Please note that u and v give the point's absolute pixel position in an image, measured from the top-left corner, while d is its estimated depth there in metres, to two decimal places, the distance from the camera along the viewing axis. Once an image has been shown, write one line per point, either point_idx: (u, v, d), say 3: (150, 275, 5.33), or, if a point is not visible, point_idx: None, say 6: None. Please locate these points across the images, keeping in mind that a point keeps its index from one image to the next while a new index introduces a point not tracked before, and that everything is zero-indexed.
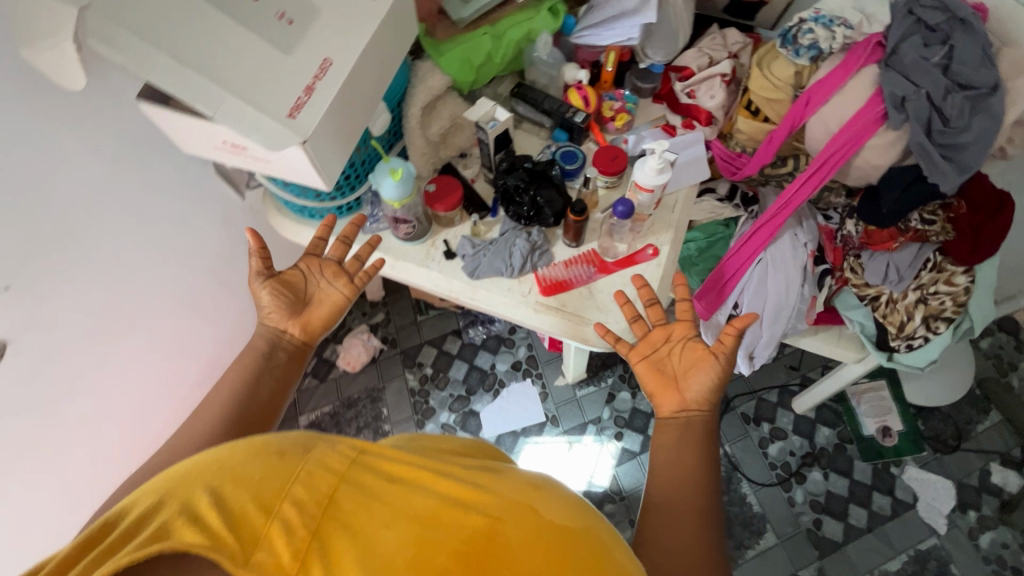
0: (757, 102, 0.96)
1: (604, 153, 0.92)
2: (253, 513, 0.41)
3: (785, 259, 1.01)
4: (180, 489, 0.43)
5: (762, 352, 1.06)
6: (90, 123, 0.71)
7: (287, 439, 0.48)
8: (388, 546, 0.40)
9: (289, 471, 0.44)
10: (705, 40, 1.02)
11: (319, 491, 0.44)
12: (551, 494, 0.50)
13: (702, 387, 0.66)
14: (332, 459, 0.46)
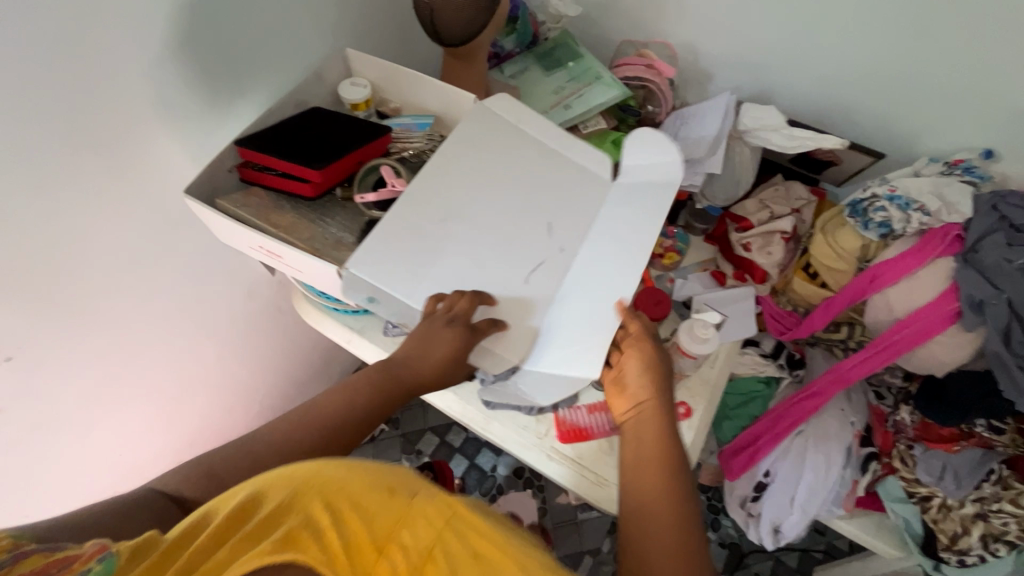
0: (817, 266, 0.91)
1: (648, 295, 0.87)
2: (369, 547, 0.44)
3: (829, 434, 0.92)
4: (302, 493, 0.46)
5: (790, 528, 0.95)
6: (126, 192, 0.68)
7: (389, 473, 0.50)
8: None
9: (396, 512, 0.46)
10: (766, 190, 0.98)
11: (422, 543, 0.45)
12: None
13: (634, 375, 0.68)
14: (430, 511, 0.47)
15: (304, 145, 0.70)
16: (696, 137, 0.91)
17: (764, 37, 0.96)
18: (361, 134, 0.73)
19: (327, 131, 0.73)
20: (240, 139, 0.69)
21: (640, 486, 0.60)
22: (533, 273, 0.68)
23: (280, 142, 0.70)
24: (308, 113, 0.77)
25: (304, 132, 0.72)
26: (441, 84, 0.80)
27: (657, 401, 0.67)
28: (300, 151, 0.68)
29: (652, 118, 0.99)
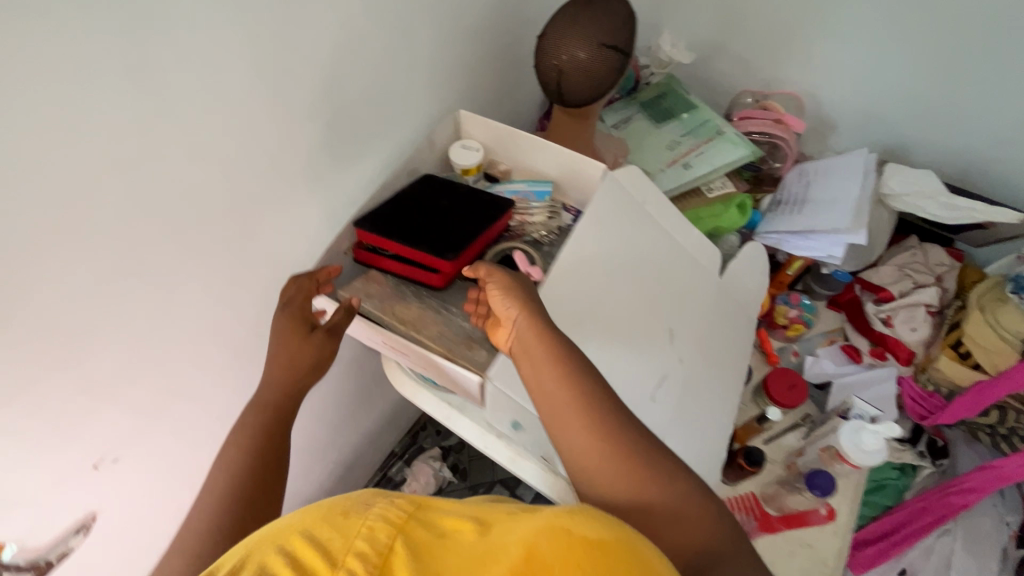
0: (970, 345, 0.80)
1: (781, 378, 0.79)
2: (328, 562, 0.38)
3: (981, 533, 0.83)
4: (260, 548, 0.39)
5: None
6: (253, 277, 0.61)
7: (347, 500, 0.44)
8: None
9: (350, 525, 0.41)
10: (901, 255, 0.89)
11: (379, 543, 0.39)
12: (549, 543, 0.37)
13: (500, 301, 0.55)
14: (390, 515, 0.42)
15: (428, 228, 0.64)
16: (834, 200, 0.82)
17: (903, 88, 0.87)
18: (483, 212, 0.66)
19: (446, 209, 0.67)
20: (360, 221, 0.63)
21: (585, 456, 0.48)
22: (658, 390, 0.64)
23: (402, 224, 0.63)
24: (422, 184, 0.70)
25: (426, 210, 0.66)
26: (566, 150, 0.73)
27: (533, 318, 0.53)
28: (426, 237, 0.62)
29: (771, 174, 0.91)
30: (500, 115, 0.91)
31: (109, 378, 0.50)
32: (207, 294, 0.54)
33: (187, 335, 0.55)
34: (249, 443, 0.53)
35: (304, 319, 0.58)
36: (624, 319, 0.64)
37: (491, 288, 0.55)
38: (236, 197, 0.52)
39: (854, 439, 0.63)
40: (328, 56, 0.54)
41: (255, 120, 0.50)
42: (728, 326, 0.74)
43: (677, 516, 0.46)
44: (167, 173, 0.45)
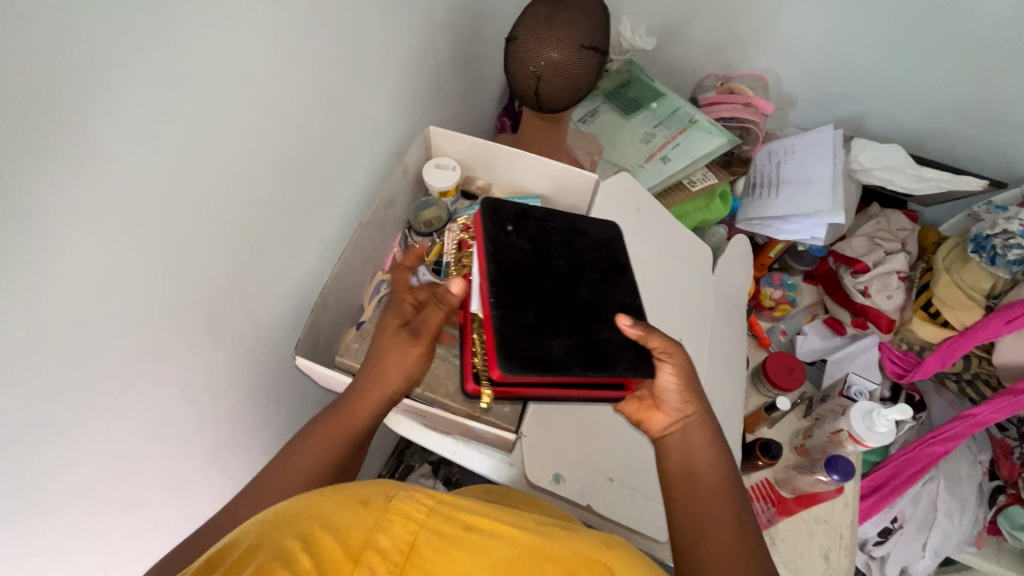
0: (939, 305, 0.85)
1: (778, 362, 0.80)
2: (344, 557, 0.35)
3: (959, 476, 0.90)
4: (274, 531, 0.36)
5: (920, 569, 0.93)
6: (236, 357, 0.52)
7: (363, 485, 0.40)
8: None
9: (374, 519, 0.37)
10: (869, 225, 0.92)
11: (400, 539, 0.36)
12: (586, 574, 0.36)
13: (673, 388, 0.50)
14: (409, 505, 0.39)
15: (581, 322, 0.50)
16: (808, 181, 0.82)
17: (858, 60, 0.88)
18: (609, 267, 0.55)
19: (565, 271, 0.53)
20: (520, 370, 0.45)
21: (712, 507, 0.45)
22: None
23: (563, 337, 0.48)
24: (507, 249, 0.52)
25: (547, 286, 0.51)
26: (552, 162, 0.67)
27: (705, 423, 0.50)
28: (599, 349, 0.49)
29: (741, 157, 0.88)
30: (462, 120, 0.84)
31: (84, 519, 0.41)
32: (191, 384, 0.47)
33: (175, 438, 0.47)
34: (324, 469, 0.47)
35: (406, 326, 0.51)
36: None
37: (663, 364, 0.50)
38: (208, 272, 0.44)
39: (866, 421, 0.66)
40: (285, 93, 0.47)
41: (211, 184, 0.42)
42: (729, 324, 0.74)
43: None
44: (120, 267, 0.36)
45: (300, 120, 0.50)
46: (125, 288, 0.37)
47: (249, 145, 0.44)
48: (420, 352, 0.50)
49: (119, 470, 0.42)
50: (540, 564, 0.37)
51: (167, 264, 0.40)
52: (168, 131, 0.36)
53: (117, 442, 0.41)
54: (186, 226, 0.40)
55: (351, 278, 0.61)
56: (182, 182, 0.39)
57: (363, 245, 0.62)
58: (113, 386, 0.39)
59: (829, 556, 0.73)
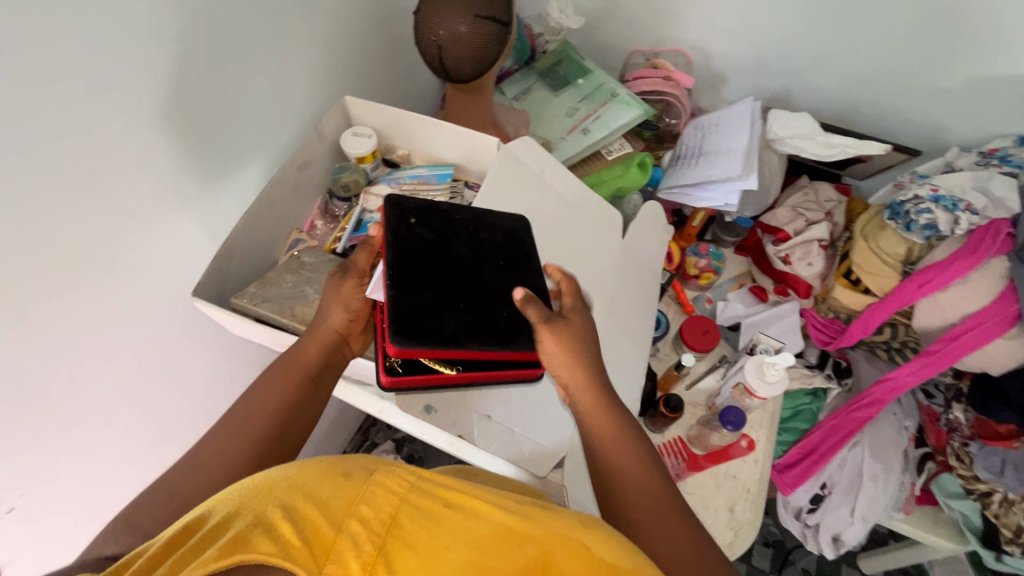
0: (859, 272, 0.87)
1: (693, 325, 0.82)
2: (326, 528, 0.32)
3: (886, 441, 0.91)
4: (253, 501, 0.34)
5: (851, 536, 0.94)
6: (141, 299, 0.56)
7: (343, 460, 0.39)
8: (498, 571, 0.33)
9: (353, 490, 0.35)
10: (795, 197, 0.94)
11: (382, 510, 0.35)
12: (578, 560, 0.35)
13: (557, 354, 0.52)
14: (391, 481, 0.37)
15: (482, 300, 0.51)
16: (725, 151, 0.85)
17: (780, 36, 0.90)
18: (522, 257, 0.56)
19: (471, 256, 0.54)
20: (412, 344, 0.47)
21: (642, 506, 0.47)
22: None
23: (460, 313, 0.50)
24: (408, 238, 0.52)
25: (447, 270, 0.52)
26: (458, 128, 0.72)
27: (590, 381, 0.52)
28: (498, 327, 0.51)
29: (669, 132, 0.94)
30: (393, 97, 0.88)
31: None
32: (91, 321, 0.51)
33: (77, 371, 0.51)
34: (285, 402, 0.52)
35: (339, 266, 0.58)
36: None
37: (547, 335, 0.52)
38: (102, 214, 0.49)
39: (757, 371, 0.68)
40: (180, 55, 0.51)
41: (99, 132, 0.46)
42: (638, 284, 0.77)
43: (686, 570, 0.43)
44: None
45: (197, 79, 0.54)
46: (11, 220, 0.42)
47: (141, 98, 0.49)
48: (361, 280, 0.57)
49: (17, 391, 0.46)
50: (516, 541, 0.35)
51: (56, 201, 0.45)
52: (44, 78, 0.41)
53: (12, 364, 0.45)
54: (74, 167, 0.45)
55: (261, 233, 0.65)
56: (65, 126, 0.43)
57: (274, 204, 0.66)
58: (5, 309, 0.43)
59: (734, 509, 0.75)
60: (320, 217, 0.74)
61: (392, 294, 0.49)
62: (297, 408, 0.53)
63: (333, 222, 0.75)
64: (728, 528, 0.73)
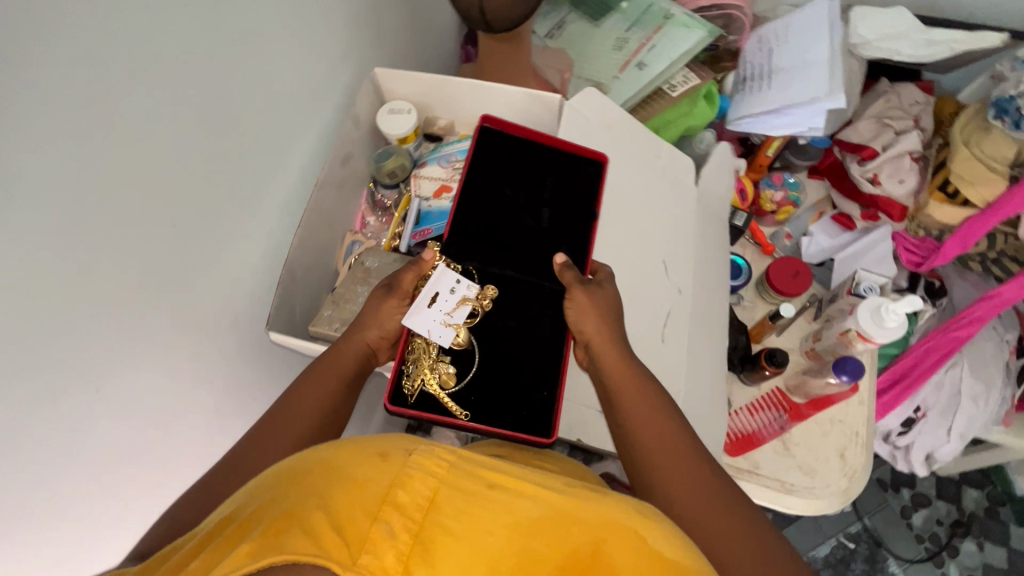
0: (957, 183, 0.78)
1: (782, 268, 0.76)
2: (360, 516, 0.29)
3: (985, 359, 0.87)
4: (291, 491, 0.30)
5: (947, 453, 0.92)
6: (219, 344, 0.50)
7: (381, 438, 0.35)
8: (542, 558, 0.30)
9: (392, 470, 0.32)
10: (877, 104, 0.84)
11: (420, 494, 0.31)
12: (625, 542, 0.32)
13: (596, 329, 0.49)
14: (430, 459, 0.34)
15: (561, 200, 0.59)
16: (802, 64, 0.75)
17: None
18: (571, 226, 0.58)
19: (554, 183, 0.60)
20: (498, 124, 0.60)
21: (669, 461, 0.42)
22: (666, 328, 0.61)
23: (552, 198, 0.59)
24: (488, 190, 0.59)
25: (511, 190, 0.59)
26: (514, 88, 0.61)
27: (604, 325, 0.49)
28: (575, 205, 0.59)
29: (728, 49, 0.84)
30: (418, 58, 0.78)
31: (102, 522, 0.41)
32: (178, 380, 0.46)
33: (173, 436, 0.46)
34: (325, 403, 0.45)
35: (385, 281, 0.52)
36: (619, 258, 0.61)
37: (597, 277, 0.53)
38: (160, 264, 0.42)
39: (875, 317, 0.62)
40: (197, 54, 0.42)
41: (137, 165, 0.39)
42: (717, 238, 0.70)
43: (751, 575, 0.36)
44: (54, 274, 0.34)
45: (225, 83, 0.46)
46: (75, 292, 0.35)
47: (167, 115, 0.41)
48: (402, 302, 0.51)
49: (117, 476, 0.41)
50: (568, 526, 0.32)
51: (111, 262, 0.38)
52: (69, 122, 0.33)
53: (109, 450, 0.40)
54: (120, 218, 0.38)
55: (314, 245, 0.59)
56: (103, 167, 0.36)
57: (324, 208, 0.60)
58: (93, 390, 0.38)
59: (845, 454, 0.72)
60: (370, 211, 0.67)
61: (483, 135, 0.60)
62: (332, 411, 0.45)
63: (384, 215, 0.68)
64: (841, 475, 0.71)
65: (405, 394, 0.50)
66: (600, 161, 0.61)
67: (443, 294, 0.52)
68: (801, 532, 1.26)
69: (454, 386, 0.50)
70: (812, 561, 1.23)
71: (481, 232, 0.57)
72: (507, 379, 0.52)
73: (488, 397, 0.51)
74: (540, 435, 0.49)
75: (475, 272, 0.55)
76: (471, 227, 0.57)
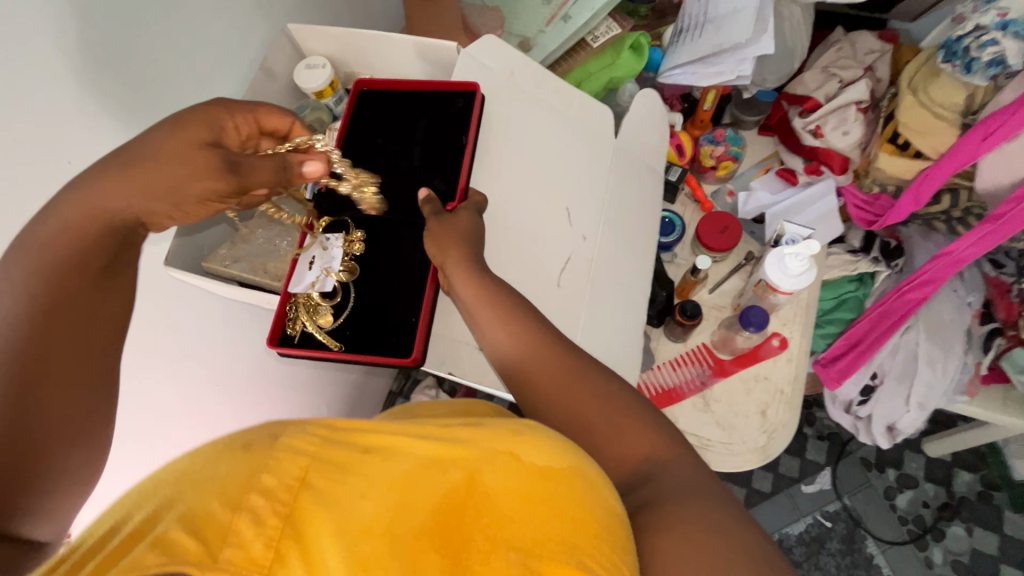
0: (907, 134, 0.74)
1: (711, 223, 0.75)
2: (220, 508, 0.32)
3: (943, 323, 0.82)
4: (157, 492, 0.33)
5: (907, 424, 0.88)
6: None
7: (244, 432, 0.39)
8: (417, 501, 0.35)
9: (254, 460, 0.35)
10: (827, 55, 0.80)
11: (288, 475, 0.35)
12: (503, 475, 0.38)
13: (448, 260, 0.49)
14: (297, 442, 0.38)
15: (431, 140, 0.61)
16: (735, 10, 0.72)
17: None
18: (443, 162, 0.60)
19: (426, 127, 0.62)
20: (373, 83, 0.63)
21: (533, 362, 0.45)
22: (564, 273, 0.61)
23: (421, 143, 0.61)
24: (366, 140, 0.61)
25: (383, 139, 0.61)
26: (411, 39, 0.63)
27: (452, 255, 0.49)
28: (444, 144, 0.61)
29: (670, 1, 0.83)
30: (350, 18, 0.80)
31: None
32: None
33: None
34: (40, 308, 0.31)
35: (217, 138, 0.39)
36: (516, 204, 0.61)
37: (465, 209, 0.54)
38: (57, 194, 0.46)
39: (781, 266, 0.61)
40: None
41: (25, 99, 0.41)
42: (633, 189, 0.70)
43: (648, 459, 0.41)
44: None
45: (127, 30, 0.49)
46: None
47: (56, 54, 0.43)
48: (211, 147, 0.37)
49: None
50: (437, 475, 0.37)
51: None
52: None
53: None
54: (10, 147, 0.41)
55: None
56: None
57: None
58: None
59: (767, 412, 0.71)
60: None
61: (359, 96, 0.63)
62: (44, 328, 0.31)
63: None
64: (762, 432, 0.70)
65: (290, 335, 0.51)
66: (472, 91, 0.62)
67: (317, 254, 0.52)
68: (775, 509, 1.22)
69: (334, 323, 0.51)
70: (785, 538, 1.19)
71: (363, 176, 0.60)
72: (387, 312, 0.52)
73: (364, 329, 0.51)
74: (403, 356, 0.49)
75: (350, 221, 0.56)
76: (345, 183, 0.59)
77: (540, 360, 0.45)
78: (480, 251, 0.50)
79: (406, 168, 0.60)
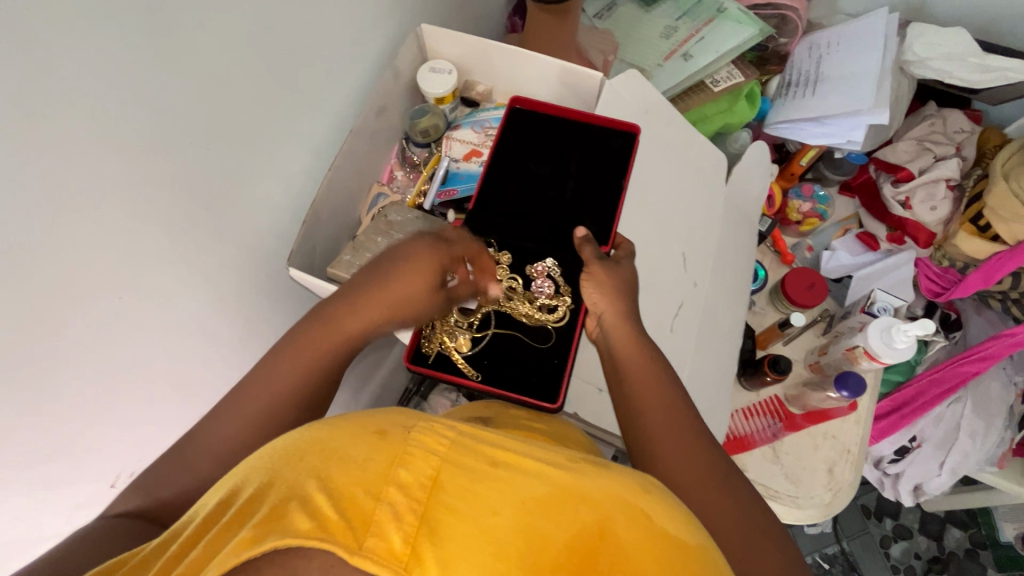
0: (990, 217, 0.76)
1: (799, 278, 0.76)
2: (360, 496, 0.28)
3: (989, 397, 0.86)
4: (294, 466, 0.30)
5: (936, 486, 0.93)
6: (237, 271, 0.51)
7: (377, 417, 0.35)
8: (555, 535, 0.29)
9: (390, 450, 0.31)
10: (919, 128, 0.82)
11: (422, 473, 0.31)
12: (647, 524, 0.31)
13: (599, 301, 0.51)
14: (429, 438, 0.33)
15: (587, 175, 0.61)
16: (852, 75, 0.73)
17: None
18: (596, 202, 0.60)
19: (578, 160, 0.62)
20: (528, 105, 0.63)
21: (675, 436, 0.42)
22: (676, 319, 0.60)
23: (574, 177, 0.61)
24: (519, 165, 0.61)
25: (536, 165, 0.61)
26: (557, 62, 0.61)
27: (609, 302, 0.50)
28: (598, 181, 0.61)
29: (776, 52, 0.81)
30: (466, 21, 0.78)
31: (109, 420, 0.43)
32: (195, 299, 0.47)
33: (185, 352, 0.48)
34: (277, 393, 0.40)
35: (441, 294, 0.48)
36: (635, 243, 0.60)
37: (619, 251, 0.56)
38: (189, 181, 0.43)
39: (885, 337, 0.63)
40: None
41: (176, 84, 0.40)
42: (741, 239, 0.70)
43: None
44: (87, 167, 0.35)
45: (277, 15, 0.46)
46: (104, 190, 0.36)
47: (213, 40, 0.42)
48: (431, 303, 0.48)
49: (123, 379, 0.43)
50: (572, 506, 0.31)
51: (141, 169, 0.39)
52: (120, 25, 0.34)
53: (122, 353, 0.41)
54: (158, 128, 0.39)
55: (341, 191, 0.60)
56: (143, 82, 0.37)
57: (356, 157, 0.61)
58: (114, 293, 0.39)
59: (833, 470, 0.73)
60: (399, 166, 0.68)
61: (511, 114, 0.63)
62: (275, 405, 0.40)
63: (412, 171, 0.68)
64: (827, 488, 0.72)
65: (425, 353, 0.52)
66: (631, 133, 0.62)
67: None
68: None
69: (470, 350, 0.53)
70: None
71: (514, 199, 0.60)
72: (521, 343, 0.54)
73: (501, 359, 0.53)
74: (545, 401, 0.50)
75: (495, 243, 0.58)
76: (497, 203, 0.60)
77: (680, 429, 0.43)
78: (631, 294, 0.51)
79: (545, 195, 0.60)
